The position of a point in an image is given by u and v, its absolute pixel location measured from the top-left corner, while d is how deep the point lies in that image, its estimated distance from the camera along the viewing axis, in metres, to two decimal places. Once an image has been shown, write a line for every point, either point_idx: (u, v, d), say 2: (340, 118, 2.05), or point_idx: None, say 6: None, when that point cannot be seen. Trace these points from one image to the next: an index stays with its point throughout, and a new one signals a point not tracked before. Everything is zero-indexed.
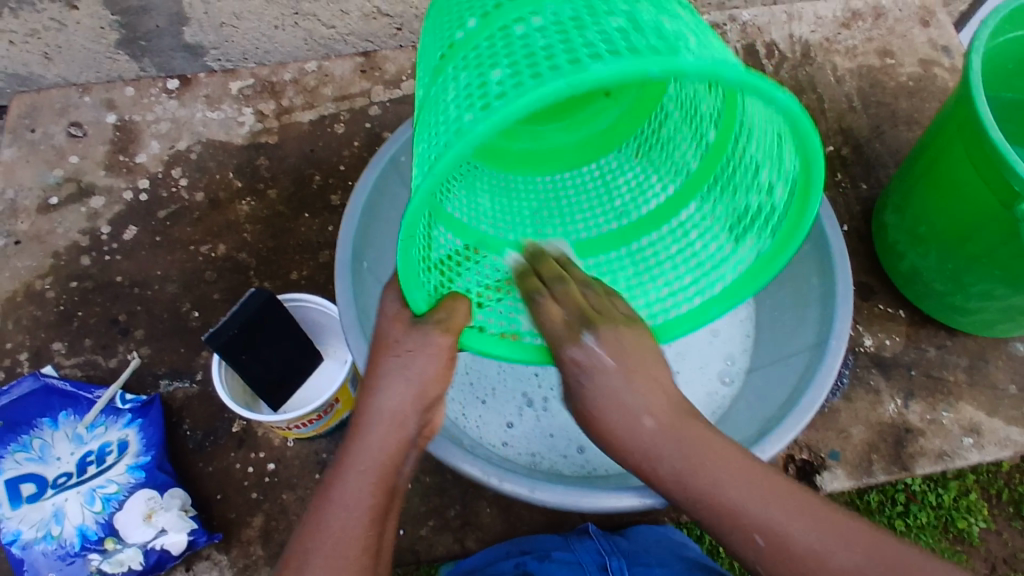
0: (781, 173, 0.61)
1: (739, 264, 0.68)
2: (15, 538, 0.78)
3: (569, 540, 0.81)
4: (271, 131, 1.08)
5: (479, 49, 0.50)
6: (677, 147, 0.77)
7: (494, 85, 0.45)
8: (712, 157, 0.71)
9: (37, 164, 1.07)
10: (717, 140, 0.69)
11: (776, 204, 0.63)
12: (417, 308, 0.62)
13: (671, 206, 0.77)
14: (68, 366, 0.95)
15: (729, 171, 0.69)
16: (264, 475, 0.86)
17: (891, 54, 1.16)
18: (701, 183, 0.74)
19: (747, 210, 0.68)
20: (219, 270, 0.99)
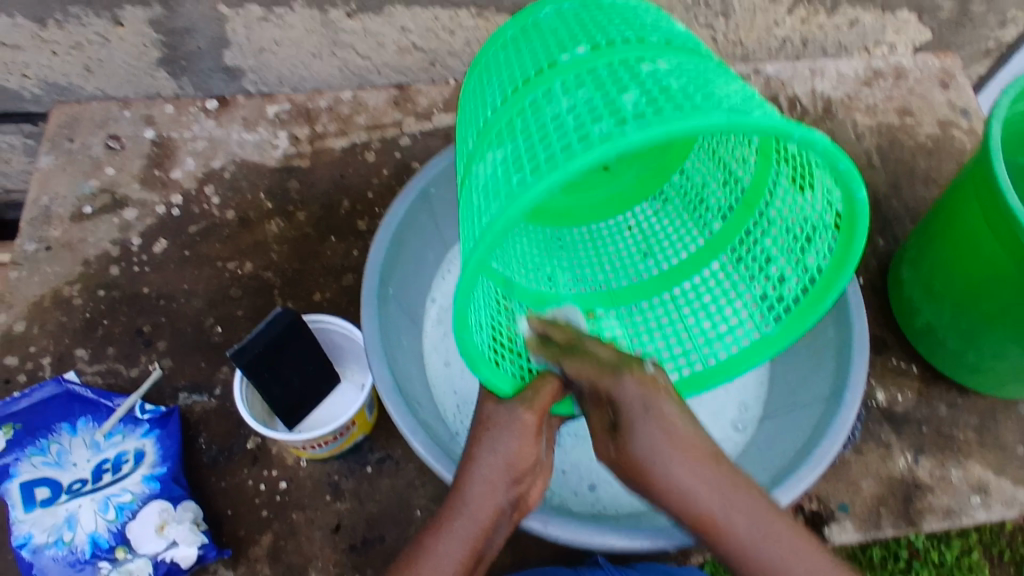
0: (808, 263, 0.71)
1: (744, 337, 0.78)
2: (26, 541, 0.79)
3: (581, 573, 0.83)
4: (304, 155, 1.11)
5: (512, 123, 0.57)
6: (706, 204, 0.85)
7: (523, 167, 0.51)
8: (732, 228, 0.80)
9: (74, 174, 1.10)
10: (747, 201, 0.78)
11: (789, 290, 0.73)
12: (506, 392, 0.68)
13: (695, 262, 0.84)
14: (90, 373, 0.96)
15: (754, 243, 0.78)
16: (276, 494, 0.86)
17: (910, 113, 1.19)
18: (722, 247, 0.82)
19: (761, 295, 0.77)
20: (244, 287, 1.01)
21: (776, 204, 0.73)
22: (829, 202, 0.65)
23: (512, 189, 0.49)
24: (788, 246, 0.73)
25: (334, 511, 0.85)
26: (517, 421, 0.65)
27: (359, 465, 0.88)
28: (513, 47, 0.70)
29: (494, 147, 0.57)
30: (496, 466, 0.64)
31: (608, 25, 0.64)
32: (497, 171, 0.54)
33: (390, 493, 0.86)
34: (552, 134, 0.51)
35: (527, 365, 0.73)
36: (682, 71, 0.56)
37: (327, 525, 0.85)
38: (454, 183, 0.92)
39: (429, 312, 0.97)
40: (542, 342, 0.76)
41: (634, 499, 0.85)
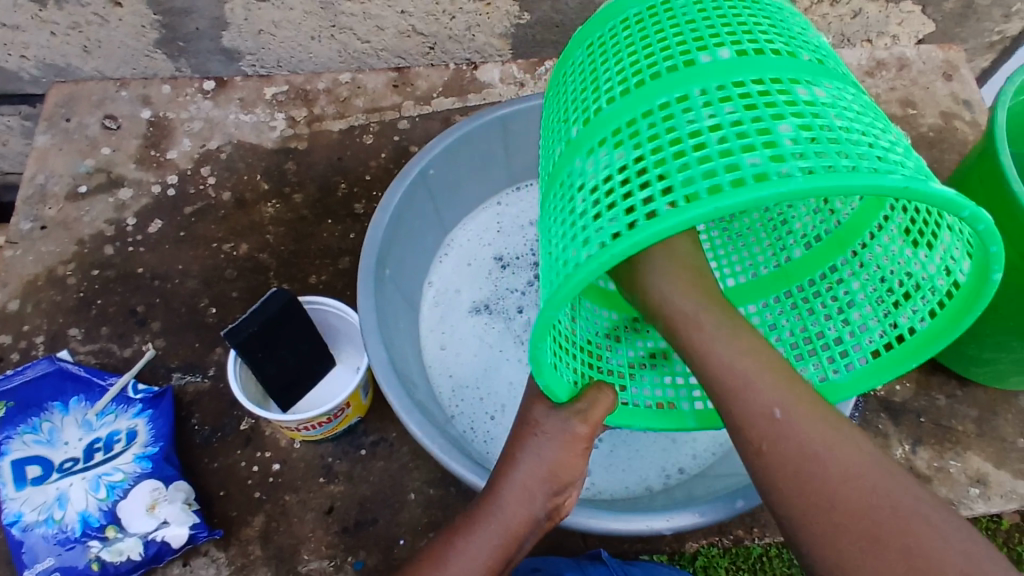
0: (899, 320, 0.70)
1: (807, 375, 0.74)
2: (16, 519, 0.78)
3: (582, 564, 0.81)
4: (301, 138, 1.10)
5: (639, 129, 0.56)
6: (789, 226, 0.86)
7: (643, 193, 0.49)
8: (824, 251, 0.80)
9: (70, 153, 1.09)
10: (839, 237, 0.79)
11: (867, 341, 0.72)
12: (559, 400, 0.65)
13: (763, 287, 0.84)
14: (83, 353, 0.95)
15: (838, 281, 0.78)
16: (269, 475, 0.86)
17: (913, 104, 1.18)
18: (794, 279, 0.82)
19: (829, 334, 0.76)
20: (240, 268, 1.00)
21: (879, 246, 0.75)
22: (948, 264, 0.65)
23: (631, 211, 0.49)
24: (879, 296, 0.73)
25: (327, 493, 0.85)
26: (565, 432, 0.65)
27: (353, 448, 0.87)
28: (632, 28, 0.67)
29: (607, 145, 0.57)
30: (535, 471, 0.65)
31: (756, 28, 0.62)
32: (612, 179, 0.53)
33: (384, 476, 0.86)
34: (687, 152, 0.50)
35: (577, 370, 0.73)
36: (839, 105, 0.54)
37: (320, 507, 0.84)
38: (453, 164, 0.91)
39: (426, 296, 0.96)
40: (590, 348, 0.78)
41: (631, 485, 0.84)
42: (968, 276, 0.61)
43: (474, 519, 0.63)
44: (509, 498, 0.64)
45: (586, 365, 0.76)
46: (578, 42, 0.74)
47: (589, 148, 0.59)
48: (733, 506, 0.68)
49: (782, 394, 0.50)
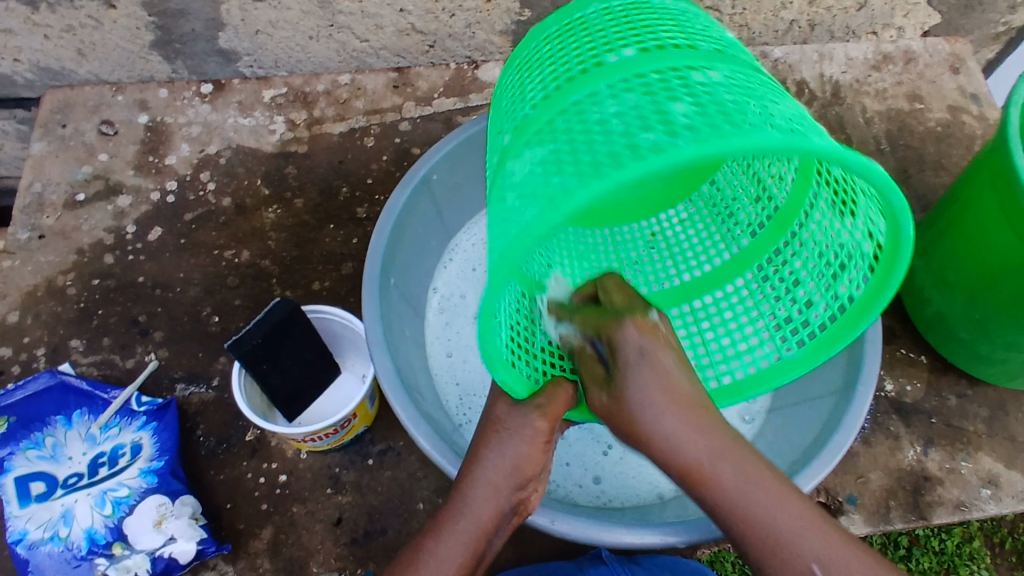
0: (839, 291, 0.70)
1: (755, 361, 0.76)
2: (21, 537, 0.77)
3: (583, 565, 0.82)
4: (301, 141, 1.08)
5: (556, 124, 0.55)
6: (734, 217, 0.84)
7: (560, 174, 0.49)
8: (762, 238, 0.80)
9: (66, 160, 1.07)
10: (778, 220, 0.77)
11: (816, 315, 0.73)
12: (519, 394, 0.65)
13: (725, 271, 0.83)
14: (85, 365, 0.94)
15: (783, 263, 0.77)
16: (276, 486, 0.85)
17: (920, 98, 1.17)
18: (748, 263, 0.81)
19: (782, 316, 0.76)
20: (242, 276, 0.99)
21: (814, 226, 0.73)
22: (870, 227, 0.66)
23: (554, 193, 0.48)
24: (820, 272, 0.73)
25: (335, 504, 0.84)
26: (528, 428, 0.64)
27: (360, 458, 0.86)
28: (554, 41, 0.66)
29: (530, 145, 0.55)
30: (500, 468, 0.64)
31: (655, 25, 0.62)
32: (535, 168, 0.53)
33: (392, 486, 0.85)
34: (598, 139, 0.50)
35: (541, 367, 0.72)
36: (736, 83, 0.55)
37: (329, 518, 0.83)
38: (455, 169, 0.90)
39: (431, 302, 0.95)
40: (554, 346, 0.75)
41: (641, 492, 0.83)
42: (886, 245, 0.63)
43: (483, 534, 0.62)
44: None
45: (557, 360, 0.73)
46: (511, 58, 0.74)
47: (512, 150, 0.57)
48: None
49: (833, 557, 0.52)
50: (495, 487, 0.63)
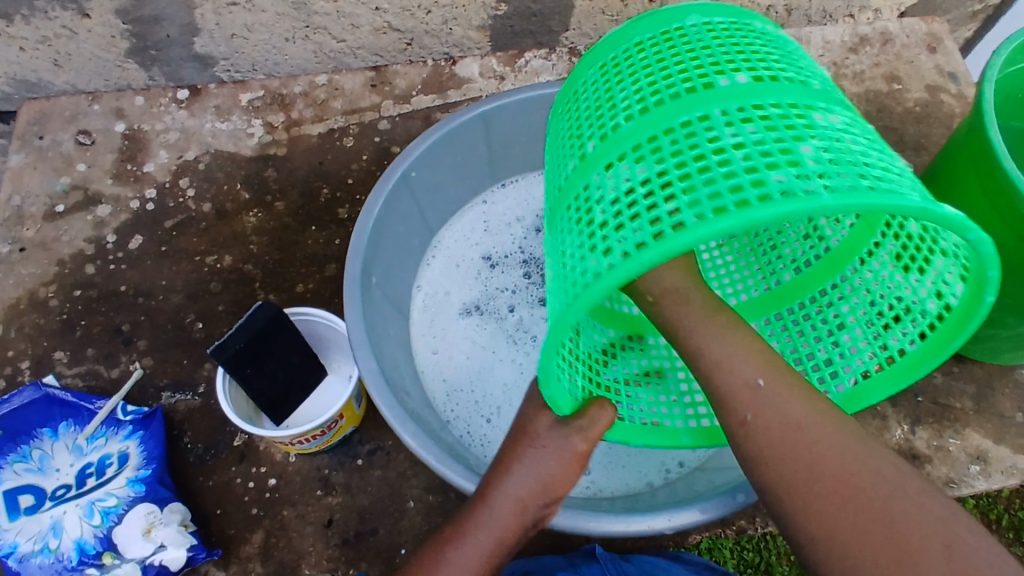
0: (889, 341, 0.70)
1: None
2: (11, 551, 0.77)
3: (574, 561, 0.82)
4: (280, 144, 1.08)
5: (659, 141, 0.53)
6: (781, 251, 0.84)
7: (667, 205, 0.48)
8: (823, 268, 0.78)
9: (44, 171, 1.06)
10: (831, 260, 0.77)
11: (857, 361, 0.72)
12: (563, 412, 0.64)
13: (758, 304, 0.82)
14: (70, 376, 0.94)
15: (829, 304, 0.77)
16: (265, 491, 0.84)
17: (899, 79, 1.17)
18: (785, 299, 0.81)
19: (819, 355, 0.75)
20: (225, 281, 0.99)
21: (869, 272, 0.74)
22: (940, 288, 0.65)
23: (662, 221, 0.47)
24: (869, 320, 0.73)
25: (325, 506, 0.84)
26: (568, 449, 0.63)
27: (349, 458, 0.86)
28: (650, 52, 0.63)
29: (624, 161, 0.54)
30: (530, 487, 0.63)
31: (754, 48, 0.60)
32: (617, 201, 0.52)
33: (382, 486, 0.85)
34: (694, 175, 0.48)
35: (583, 384, 0.70)
36: (850, 131, 0.53)
37: (319, 520, 0.83)
38: (435, 167, 0.90)
39: (415, 300, 0.94)
40: (591, 360, 0.75)
41: (631, 482, 0.83)
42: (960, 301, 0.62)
43: (465, 525, 0.63)
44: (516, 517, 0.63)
45: (588, 379, 0.73)
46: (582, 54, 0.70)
47: (604, 162, 0.56)
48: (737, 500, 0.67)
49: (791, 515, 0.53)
50: None
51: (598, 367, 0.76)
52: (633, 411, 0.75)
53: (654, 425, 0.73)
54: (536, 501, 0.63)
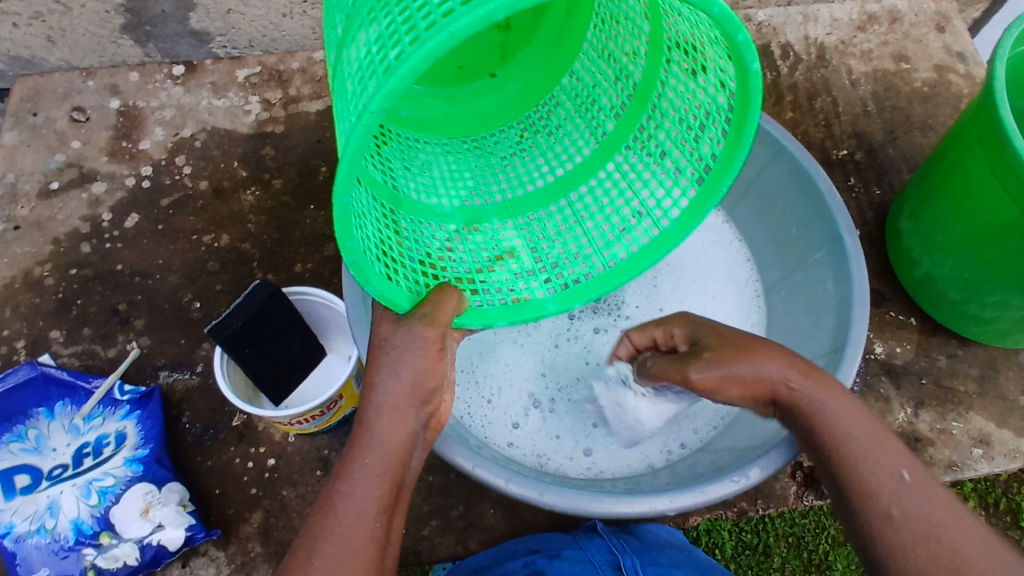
0: (702, 151, 0.70)
1: (636, 243, 0.74)
2: (7, 531, 0.74)
3: (579, 540, 0.81)
4: (278, 121, 1.06)
5: None
6: (597, 104, 0.77)
7: (393, 49, 0.47)
8: (629, 114, 0.74)
9: (38, 149, 1.04)
10: (637, 96, 0.73)
11: (682, 181, 0.72)
12: (403, 308, 0.63)
13: (587, 167, 0.77)
14: (66, 356, 0.92)
15: (647, 139, 0.74)
16: (264, 471, 0.83)
17: (907, 59, 1.15)
18: (615, 148, 0.76)
19: (649, 198, 0.75)
20: (222, 260, 0.98)
21: (670, 91, 0.71)
22: (722, 80, 0.65)
23: (388, 64, 0.46)
24: (682, 137, 0.72)
25: (325, 486, 0.83)
26: (418, 340, 0.60)
27: (349, 439, 0.85)
28: None
29: (364, 28, 0.52)
30: (399, 390, 0.60)
31: None
32: (370, 51, 0.50)
33: None
34: (426, 0, 0.48)
35: (420, 281, 0.69)
36: None
37: (319, 500, 0.82)
38: None
39: None
40: (433, 259, 0.71)
41: (633, 463, 0.83)
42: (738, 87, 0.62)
43: None
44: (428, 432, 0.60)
45: (427, 272, 0.70)
46: None
47: (349, 40, 0.55)
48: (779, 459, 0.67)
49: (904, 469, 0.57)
50: (401, 411, 0.60)
51: (440, 259, 0.72)
52: (492, 295, 0.72)
53: (514, 300, 0.72)
54: (411, 403, 0.60)
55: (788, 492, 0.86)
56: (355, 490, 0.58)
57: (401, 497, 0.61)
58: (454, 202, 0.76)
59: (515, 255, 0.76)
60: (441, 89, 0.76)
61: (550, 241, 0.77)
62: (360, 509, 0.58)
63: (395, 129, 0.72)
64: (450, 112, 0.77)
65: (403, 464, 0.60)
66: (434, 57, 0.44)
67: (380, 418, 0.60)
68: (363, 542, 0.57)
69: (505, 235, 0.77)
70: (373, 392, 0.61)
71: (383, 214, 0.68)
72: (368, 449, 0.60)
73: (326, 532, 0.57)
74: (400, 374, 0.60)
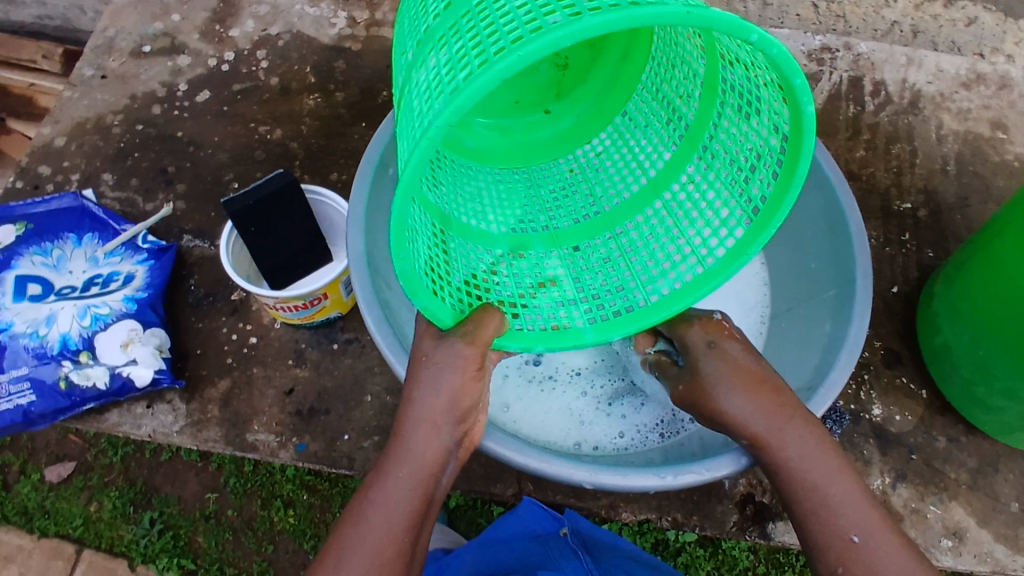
0: (752, 194, 0.66)
1: (677, 280, 0.70)
2: (7, 327, 0.82)
3: None
4: (356, 39, 1.11)
5: (459, 26, 0.54)
6: (647, 144, 0.75)
7: (461, 71, 0.49)
8: (681, 157, 0.72)
9: (143, 13, 1.13)
10: (689, 138, 0.71)
11: (729, 221, 0.69)
12: (444, 324, 0.66)
13: (634, 204, 0.75)
14: (109, 198, 1.00)
15: (694, 180, 0.72)
16: (244, 346, 0.88)
17: (1005, 128, 1.06)
18: (662, 189, 0.74)
19: (693, 240, 0.72)
20: (269, 152, 1.04)
21: (722, 132, 0.68)
22: (774, 122, 0.61)
23: (455, 85, 0.48)
24: (732, 179, 0.69)
25: (291, 375, 0.87)
26: (457, 357, 0.63)
27: (326, 340, 0.89)
28: None
29: (436, 51, 0.54)
30: (435, 405, 0.63)
31: None
32: (439, 72, 0.51)
33: (348, 374, 0.87)
34: (499, 25, 0.50)
35: (462, 300, 0.70)
36: None
37: (282, 387, 0.86)
38: None
39: None
40: (477, 281, 0.72)
41: (581, 445, 0.84)
42: (791, 126, 0.58)
43: (415, 472, 0.63)
44: (436, 443, 0.64)
45: (473, 294, 0.71)
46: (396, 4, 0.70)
47: (417, 66, 0.56)
48: (738, 462, 0.67)
49: (862, 518, 0.61)
50: (436, 427, 0.64)
51: (486, 282, 0.72)
52: (532, 323, 0.71)
53: (554, 329, 0.70)
54: (445, 421, 0.64)
55: (728, 520, 0.82)
56: (387, 499, 0.63)
57: (429, 509, 0.65)
58: (501, 227, 0.77)
59: (557, 284, 0.74)
60: (497, 120, 0.78)
61: (590, 271, 0.75)
62: (392, 519, 0.62)
63: (454, 154, 0.75)
64: (506, 143, 0.79)
65: (434, 479, 0.64)
66: (503, 75, 0.45)
67: (414, 432, 0.64)
68: (392, 545, 0.62)
69: (546, 255, 0.76)
70: (410, 408, 0.64)
71: (433, 232, 0.69)
72: (400, 460, 0.64)
73: (356, 536, 0.62)
74: (438, 390, 0.64)
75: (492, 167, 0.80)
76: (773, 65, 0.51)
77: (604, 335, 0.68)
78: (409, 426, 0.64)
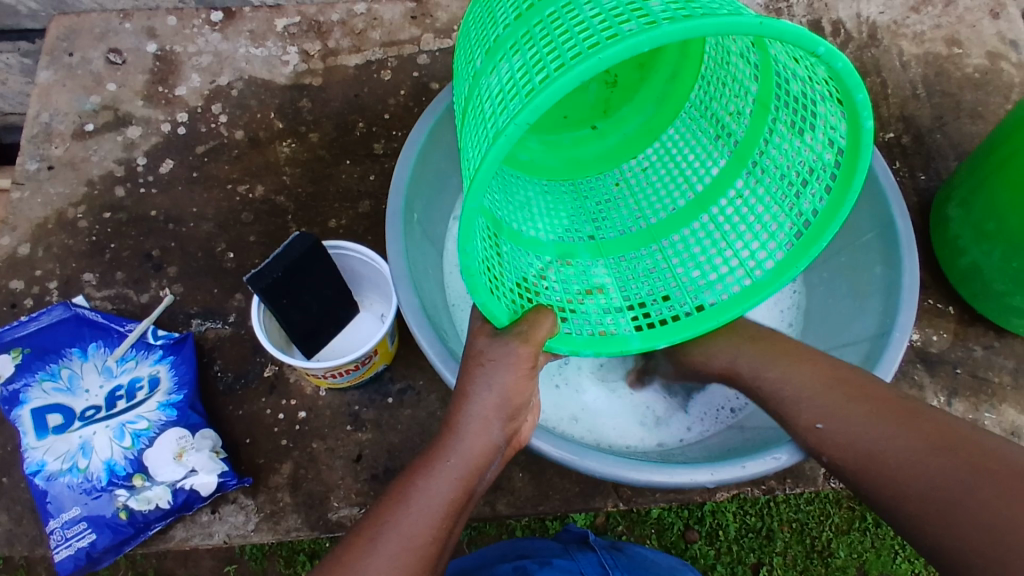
0: (803, 208, 0.66)
1: (726, 290, 0.70)
2: (39, 469, 0.75)
3: (570, 552, 0.78)
4: (315, 73, 1.04)
5: (530, 38, 0.52)
6: (696, 158, 0.76)
7: (539, 76, 0.47)
8: (729, 171, 0.72)
9: (74, 89, 1.03)
10: (737, 152, 0.72)
11: (779, 237, 0.68)
12: (501, 322, 0.62)
13: (681, 217, 0.75)
14: (98, 299, 0.92)
15: (744, 198, 0.72)
16: (295, 423, 0.83)
17: (959, 43, 1.11)
18: (709, 204, 0.74)
19: (740, 253, 0.72)
20: (256, 211, 0.96)
21: (773, 148, 0.68)
22: (829, 135, 0.61)
23: (533, 88, 0.46)
24: (782, 195, 0.69)
25: (355, 441, 0.83)
26: (511, 355, 0.60)
27: (379, 396, 0.84)
28: None
29: (506, 58, 0.52)
30: (488, 403, 0.60)
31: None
32: (512, 77, 0.49)
33: (412, 425, 0.83)
34: (570, 36, 0.48)
35: (517, 303, 0.67)
36: None
37: (349, 454, 0.82)
38: None
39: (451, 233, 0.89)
40: (528, 284, 0.70)
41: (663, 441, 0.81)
42: (845, 137, 0.58)
43: (457, 463, 0.60)
44: (485, 438, 0.60)
45: (526, 298, 0.69)
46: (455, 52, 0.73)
47: (481, 78, 0.54)
48: None
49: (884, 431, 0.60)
50: (488, 421, 0.60)
51: (536, 289, 0.70)
52: (591, 325, 0.70)
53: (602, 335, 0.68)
54: (497, 417, 0.60)
55: (818, 474, 0.85)
56: (429, 486, 0.59)
57: (467, 504, 0.61)
58: (550, 236, 0.76)
59: (604, 291, 0.73)
60: (547, 137, 0.81)
61: (637, 280, 0.75)
62: (430, 507, 0.58)
63: (509, 167, 0.77)
64: (556, 157, 0.81)
65: (479, 474, 0.60)
66: (581, 80, 0.43)
67: (467, 425, 0.60)
68: (424, 541, 0.57)
69: (597, 273, 0.75)
70: (464, 401, 0.61)
71: (488, 235, 0.67)
72: (450, 450, 0.60)
73: (396, 518, 0.58)
74: (492, 388, 0.60)
75: (541, 180, 0.81)
76: (834, 79, 0.50)
77: (649, 343, 0.66)
78: (459, 421, 0.61)
